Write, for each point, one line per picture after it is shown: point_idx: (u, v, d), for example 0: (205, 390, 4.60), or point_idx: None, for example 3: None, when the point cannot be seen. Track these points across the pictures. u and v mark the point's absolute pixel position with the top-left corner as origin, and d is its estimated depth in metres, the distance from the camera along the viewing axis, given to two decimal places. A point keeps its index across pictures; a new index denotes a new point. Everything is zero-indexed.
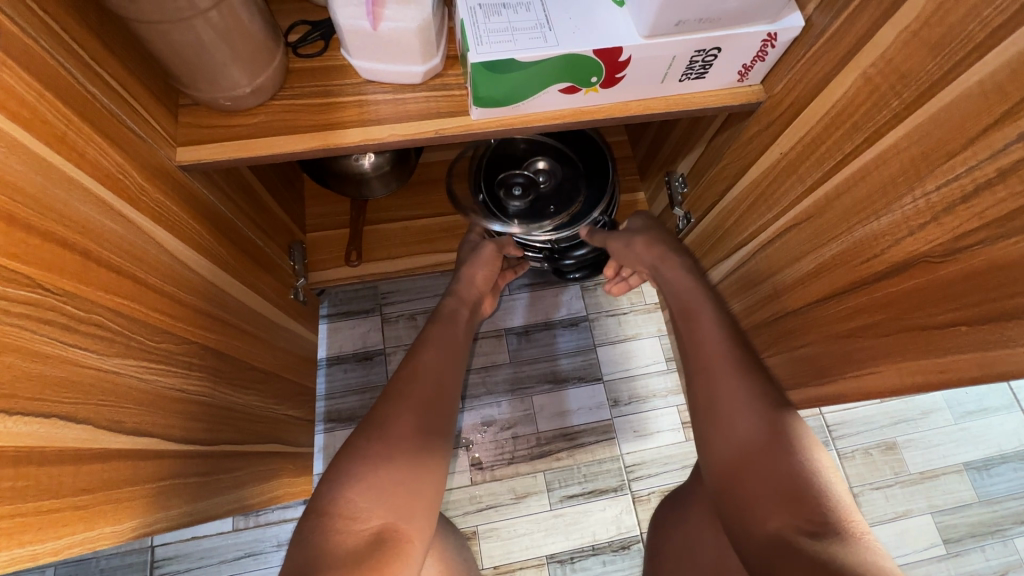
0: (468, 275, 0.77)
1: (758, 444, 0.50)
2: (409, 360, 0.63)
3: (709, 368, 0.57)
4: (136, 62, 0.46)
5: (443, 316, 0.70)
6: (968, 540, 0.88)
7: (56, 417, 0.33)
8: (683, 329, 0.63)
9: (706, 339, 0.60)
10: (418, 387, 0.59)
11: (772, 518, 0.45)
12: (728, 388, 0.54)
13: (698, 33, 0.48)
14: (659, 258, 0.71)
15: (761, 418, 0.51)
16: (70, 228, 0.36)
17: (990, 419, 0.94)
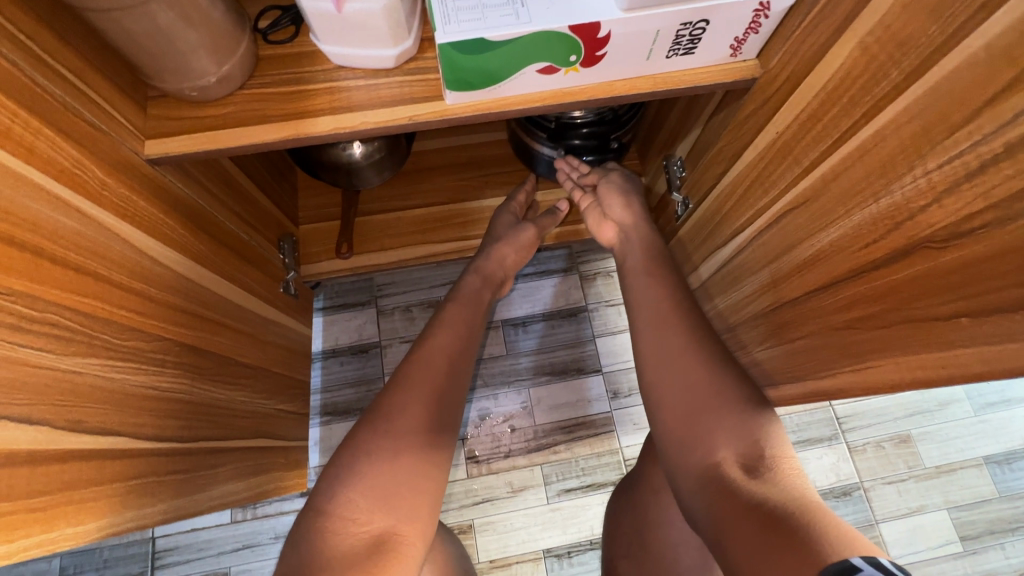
0: (495, 257, 0.75)
1: (695, 385, 0.48)
2: (422, 346, 0.60)
3: (653, 318, 0.55)
4: (95, 52, 0.44)
5: (459, 297, 0.67)
6: (986, 537, 0.84)
7: (6, 419, 0.33)
8: (628, 287, 0.62)
9: (654, 292, 0.58)
10: (439, 374, 0.57)
11: (716, 450, 0.44)
12: (669, 339, 0.52)
13: (682, 5, 0.45)
14: (629, 217, 0.71)
15: (700, 361, 0.50)
16: (15, 225, 0.34)
17: (1012, 411, 0.89)
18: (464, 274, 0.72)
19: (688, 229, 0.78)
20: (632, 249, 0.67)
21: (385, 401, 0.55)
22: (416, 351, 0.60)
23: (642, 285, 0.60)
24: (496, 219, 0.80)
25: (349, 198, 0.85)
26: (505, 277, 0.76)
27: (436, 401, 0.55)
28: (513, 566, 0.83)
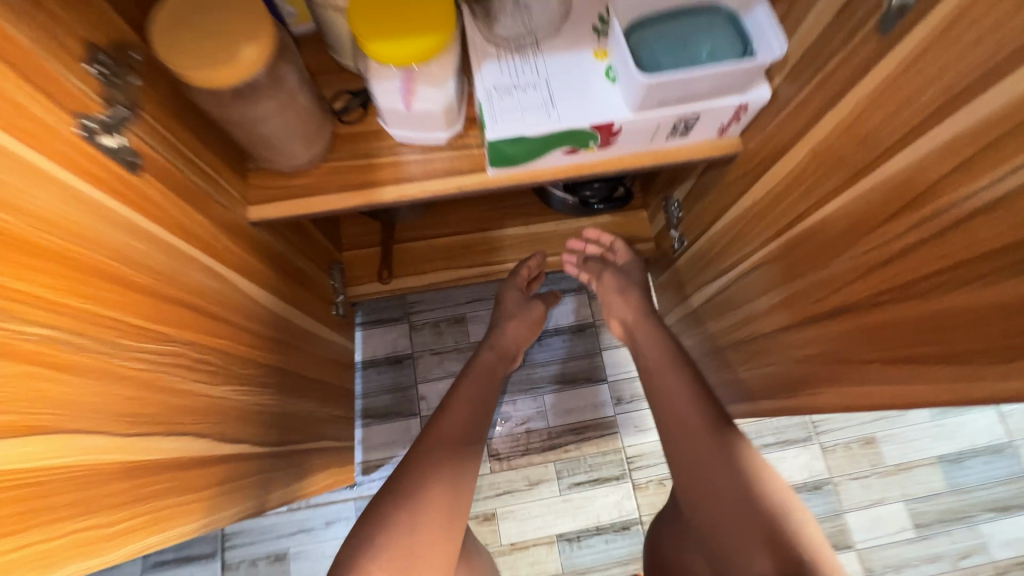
0: (503, 340, 0.87)
1: (718, 469, 0.60)
2: (437, 418, 0.70)
3: (681, 428, 0.64)
4: (218, 143, 0.56)
5: (471, 376, 0.78)
6: (936, 525, 0.97)
7: (186, 433, 0.46)
8: (648, 369, 0.73)
9: (677, 398, 0.66)
10: (451, 443, 0.67)
11: (758, 559, 0.54)
12: (690, 426, 0.63)
13: (678, 106, 0.57)
14: (629, 307, 0.83)
15: (719, 444, 0.61)
16: (186, 292, 0.48)
17: (964, 416, 1.03)
18: (480, 353, 0.84)
19: (683, 261, 0.91)
20: (645, 333, 0.78)
21: (403, 470, 0.64)
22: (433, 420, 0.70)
23: (664, 390, 0.68)
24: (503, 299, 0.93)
25: (387, 228, 0.98)
26: (512, 351, 0.88)
27: (440, 470, 0.63)
28: (530, 548, 0.96)
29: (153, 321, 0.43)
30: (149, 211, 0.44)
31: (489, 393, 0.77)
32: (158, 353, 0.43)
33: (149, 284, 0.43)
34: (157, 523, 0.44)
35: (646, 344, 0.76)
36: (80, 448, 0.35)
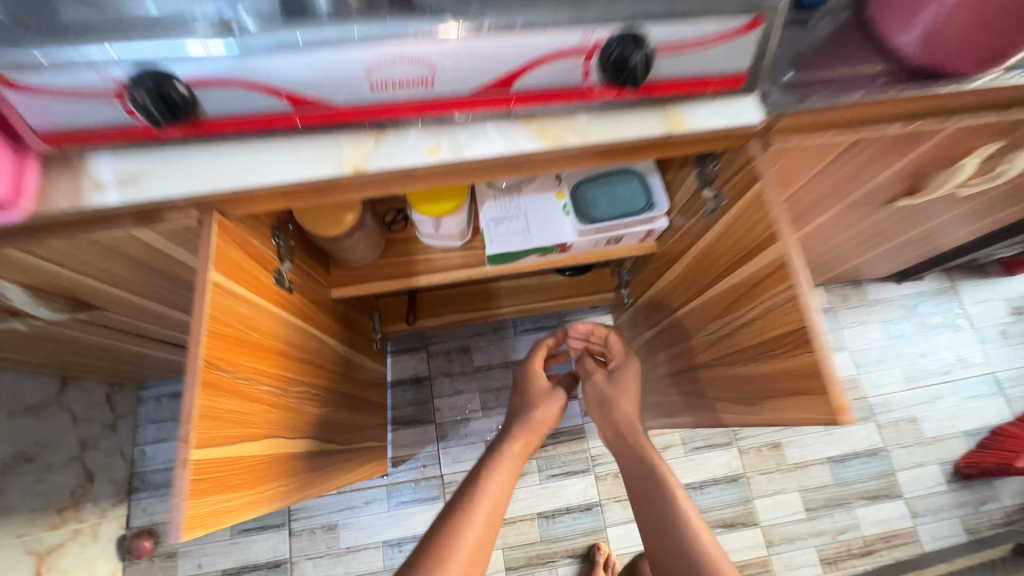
0: (531, 421, 0.91)
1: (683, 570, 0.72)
2: (473, 485, 0.77)
3: (658, 546, 0.76)
4: (318, 252, 0.89)
5: (500, 452, 0.84)
6: (822, 508, 1.30)
7: (309, 436, 0.80)
8: (633, 480, 0.84)
9: (654, 521, 0.78)
10: (487, 506, 0.74)
11: None
12: (663, 535, 0.75)
13: (609, 230, 0.89)
14: (618, 412, 0.91)
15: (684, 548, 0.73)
16: (309, 354, 0.81)
17: (850, 428, 1.36)
18: (514, 428, 0.89)
19: (632, 311, 1.24)
20: (626, 449, 0.87)
21: (441, 527, 0.71)
22: (466, 486, 0.77)
23: (642, 509, 0.80)
24: (522, 384, 0.99)
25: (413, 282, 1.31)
26: (543, 426, 0.92)
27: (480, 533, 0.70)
28: (517, 522, 1.28)
29: (299, 374, 0.77)
30: (298, 312, 0.77)
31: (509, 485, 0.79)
32: (300, 391, 0.77)
33: (298, 354, 0.77)
34: (296, 487, 0.77)
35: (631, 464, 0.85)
36: (278, 444, 0.69)
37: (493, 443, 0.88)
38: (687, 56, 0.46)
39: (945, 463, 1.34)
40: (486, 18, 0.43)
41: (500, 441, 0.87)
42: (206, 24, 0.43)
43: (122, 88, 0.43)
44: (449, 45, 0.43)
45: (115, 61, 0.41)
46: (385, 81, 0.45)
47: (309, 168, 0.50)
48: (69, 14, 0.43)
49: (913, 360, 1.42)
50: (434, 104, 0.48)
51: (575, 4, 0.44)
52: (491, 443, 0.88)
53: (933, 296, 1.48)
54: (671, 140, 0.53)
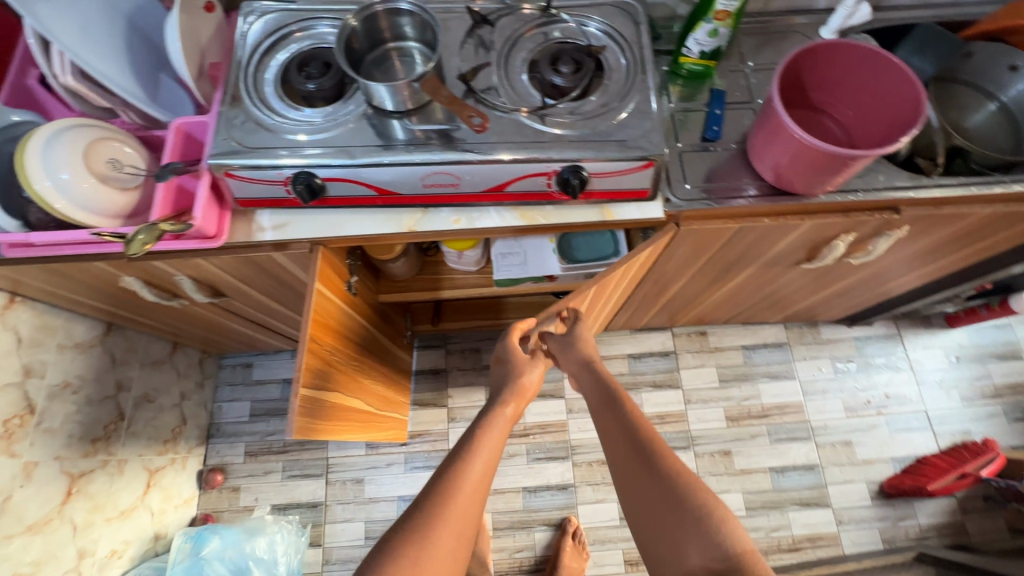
0: (521, 382, 0.96)
1: (669, 501, 0.72)
2: (465, 449, 0.80)
3: (619, 457, 0.80)
4: (373, 268, 1.22)
5: (493, 416, 0.87)
6: (760, 508, 1.56)
7: (358, 398, 1.14)
8: (601, 410, 0.88)
9: (614, 434, 0.83)
10: (470, 471, 0.76)
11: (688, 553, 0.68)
12: (643, 475, 0.75)
13: (584, 267, 1.17)
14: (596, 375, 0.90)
15: (666, 487, 0.73)
16: (363, 341, 1.16)
17: (793, 444, 1.62)
18: (504, 393, 0.93)
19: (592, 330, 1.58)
20: (595, 385, 0.91)
21: (432, 494, 0.73)
22: (454, 450, 0.80)
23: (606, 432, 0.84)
24: (501, 352, 1.02)
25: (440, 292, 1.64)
26: (529, 391, 0.97)
27: (462, 495, 0.73)
28: (506, 492, 1.58)
29: (357, 353, 1.11)
30: (359, 311, 1.12)
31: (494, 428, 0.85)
32: (356, 365, 1.12)
33: (357, 340, 1.12)
34: (345, 432, 1.11)
35: (593, 391, 0.91)
36: (343, 392, 1.03)
37: (480, 413, 0.89)
38: (610, 178, 0.78)
39: (872, 482, 1.58)
40: (490, 154, 0.76)
41: (491, 406, 0.89)
42: (334, 146, 0.78)
43: (289, 177, 0.77)
44: (468, 166, 0.77)
45: (288, 167, 0.76)
46: (431, 182, 0.79)
47: (381, 226, 0.83)
48: (260, 136, 0.79)
49: (854, 393, 1.67)
50: (460, 195, 0.81)
51: (544, 148, 0.77)
52: (482, 410, 0.90)
53: (880, 340, 1.73)
54: (607, 224, 0.84)
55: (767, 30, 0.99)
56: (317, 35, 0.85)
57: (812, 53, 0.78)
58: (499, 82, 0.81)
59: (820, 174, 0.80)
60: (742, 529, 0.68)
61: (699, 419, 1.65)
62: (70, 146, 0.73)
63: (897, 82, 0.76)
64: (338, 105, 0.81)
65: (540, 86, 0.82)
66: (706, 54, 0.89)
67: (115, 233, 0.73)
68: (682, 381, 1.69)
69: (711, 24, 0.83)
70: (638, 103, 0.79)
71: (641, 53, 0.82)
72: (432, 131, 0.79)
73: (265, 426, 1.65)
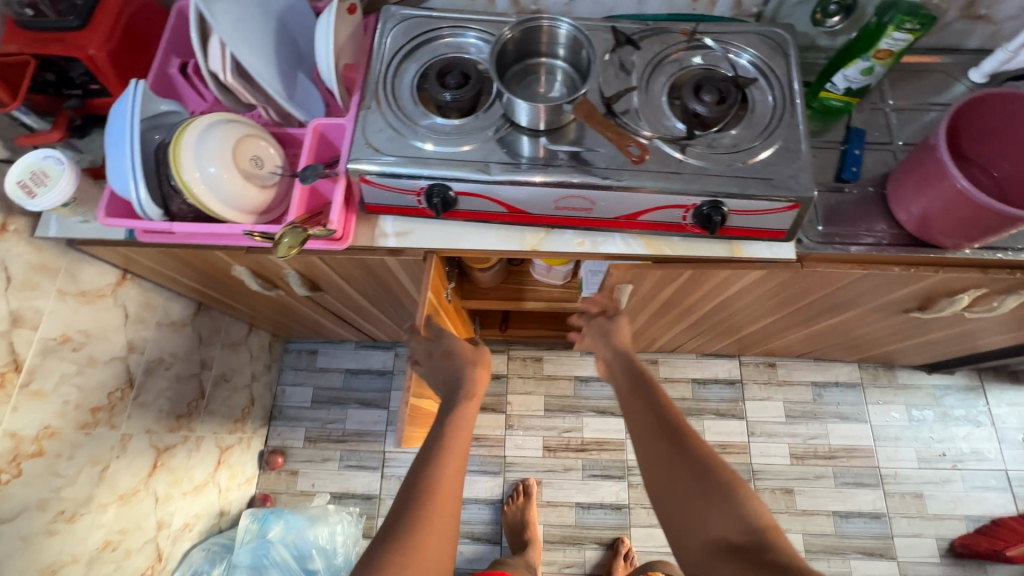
0: (474, 379, 0.84)
1: (697, 476, 0.69)
2: (433, 462, 0.72)
3: (644, 432, 0.77)
4: (461, 273, 1.23)
5: (459, 407, 0.80)
6: (820, 552, 1.51)
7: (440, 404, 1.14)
8: (628, 393, 0.84)
9: (639, 413, 0.79)
10: (443, 475, 0.70)
11: (716, 526, 0.65)
12: (672, 450, 0.72)
13: None
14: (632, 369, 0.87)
15: (694, 460, 0.71)
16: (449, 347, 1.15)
17: (859, 490, 1.56)
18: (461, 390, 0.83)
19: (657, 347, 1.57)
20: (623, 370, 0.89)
21: (407, 508, 0.66)
22: (424, 463, 0.72)
23: (632, 412, 0.81)
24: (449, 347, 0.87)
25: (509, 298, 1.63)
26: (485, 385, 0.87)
27: (440, 507, 0.67)
28: (559, 505, 1.57)
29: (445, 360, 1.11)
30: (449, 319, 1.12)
31: (463, 431, 0.77)
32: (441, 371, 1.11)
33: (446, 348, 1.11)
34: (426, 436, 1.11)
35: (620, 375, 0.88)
36: (430, 396, 1.03)
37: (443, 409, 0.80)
38: (748, 216, 0.76)
39: (942, 539, 1.51)
40: (631, 182, 0.74)
41: (451, 408, 0.78)
42: (471, 160, 0.77)
43: (423, 189, 0.77)
44: (606, 193, 0.75)
45: (425, 178, 0.76)
46: (564, 205, 0.78)
47: (504, 242, 0.83)
48: (395, 143, 0.78)
49: (929, 444, 1.60)
50: (589, 219, 0.80)
51: (687, 180, 0.74)
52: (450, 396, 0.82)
53: (961, 391, 1.65)
54: (733, 260, 0.82)
55: (912, 66, 0.94)
56: (458, 43, 0.85)
57: (976, 100, 0.75)
58: (639, 105, 0.80)
59: (973, 228, 0.76)
60: (764, 506, 0.66)
61: (762, 453, 1.60)
62: (221, 141, 0.74)
63: None
64: (472, 117, 0.81)
65: (679, 114, 0.79)
66: (852, 91, 0.85)
67: (259, 233, 0.74)
68: (747, 412, 1.65)
69: (869, 62, 0.79)
70: (783, 142, 0.76)
71: (790, 89, 0.79)
72: (563, 151, 0.77)
73: (325, 413, 1.67)
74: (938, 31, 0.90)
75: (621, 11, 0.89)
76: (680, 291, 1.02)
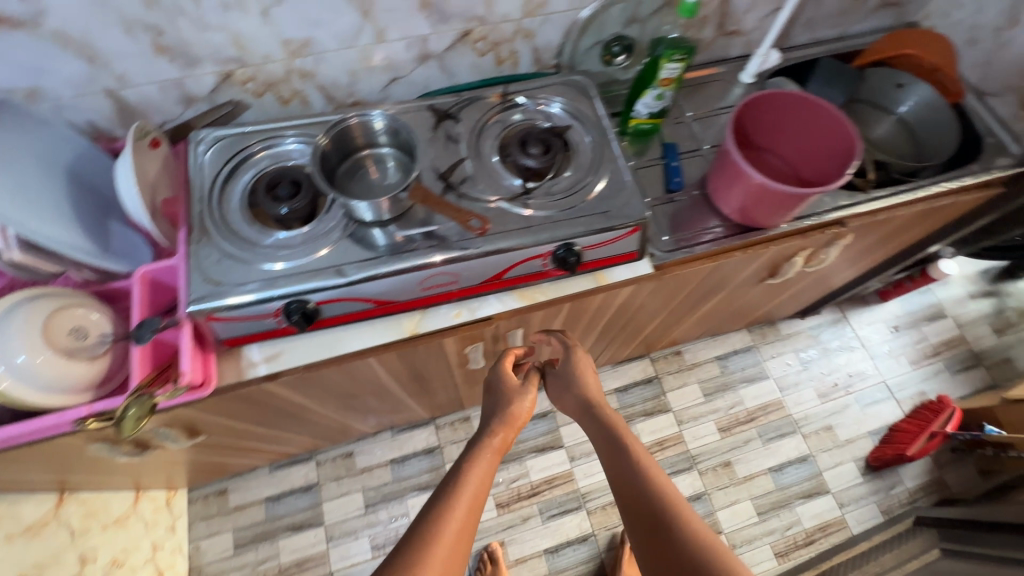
0: (511, 410, 0.80)
1: (687, 553, 0.61)
2: (441, 497, 0.68)
3: (629, 493, 0.70)
4: None
5: (473, 458, 0.73)
6: (769, 510, 1.61)
7: None
8: (608, 451, 0.75)
9: (626, 469, 0.71)
10: (453, 513, 0.66)
11: None
12: (656, 517, 0.65)
13: None
14: (607, 422, 0.78)
15: (682, 534, 0.63)
16: None
17: (783, 440, 1.70)
18: (489, 423, 0.78)
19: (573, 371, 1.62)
20: (597, 429, 0.79)
21: (405, 552, 0.62)
22: (436, 498, 0.68)
23: (613, 468, 0.73)
24: (493, 380, 0.84)
25: None
26: (521, 421, 0.81)
27: (440, 549, 0.62)
28: (528, 559, 1.53)
29: None
30: None
31: (475, 465, 0.72)
32: None
33: None
34: None
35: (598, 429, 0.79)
36: None
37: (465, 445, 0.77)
38: (600, 248, 0.81)
39: (859, 459, 1.68)
40: (486, 248, 0.76)
41: (477, 439, 0.76)
42: (321, 267, 0.75)
43: (280, 308, 0.73)
44: (464, 264, 0.76)
45: (278, 298, 0.72)
46: (429, 284, 0.78)
47: (382, 335, 0.81)
48: (236, 271, 0.74)
49: (822, 379, 1.79)
50: (458, 290, 0.81)
51: (535, 233, 0.77)
52: (467, 443, 0.77)
53: (830, 325, 1.88)
54: (601, 288, 0.87)
55: (696, 80, 1.08)
56: (280, 152, 0.83)
57: (748, 105, 0.86)
58: (474, 172, 0.83)
59: (782, 209, 0.87)
60: None
61: (695, 437, 1.69)
62: (24, 323, 0.65)
63: (828, 121, 0.85)
64: (312, 223, 0.78)
65: (513, 170, 0.83)
66: (655, 114, 0.95)
67: (95, 415, 0.67)
68: (671, 403, 1.74)
69: (657, 91, 0.89)
70: (608, 175, 0.83)
71: (601, 126, 0.87)
72: (415, 234, 0.77)
73: (254, 555, 1.49)
74: (706, 48, 1.05)
75: (435, 87, 0.93)
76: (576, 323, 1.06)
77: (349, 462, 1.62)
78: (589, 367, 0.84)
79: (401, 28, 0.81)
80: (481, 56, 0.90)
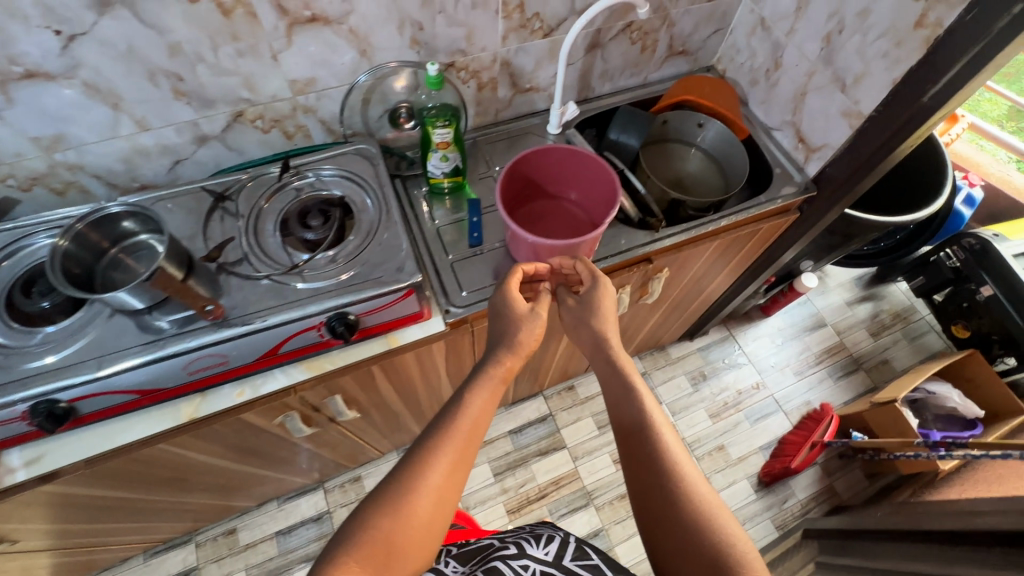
0: (519, 335, 0.75)
1: (687, 512, 0.59)
2: (439, 425, 0.64)
3: (630, 443, 0.66)
4: None
5: (478, 385, 0.69)
6: None
7: None
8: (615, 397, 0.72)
9: (636, 416, 0.68)
10: (454, 437, 0.63)
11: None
12: (659, 470, 0.62)
13: None
14: (615, 368, 0.74)
15: (684, 496, 0.60)
16: None
17: None
18: (495, 349, 0.73)
19: None
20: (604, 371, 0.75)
21: (396, 477, 0.59)
22: (438, 422, 0.65)
23: (621, 413, 0.70)
24: (499, 304, 0.77)
25: None
26: (529, 349, 0.76)
27: (436, 474, 0.60)
28: None
29: None
30: None
31: (477, 393, 0.68)
32: None
33: None
34: None
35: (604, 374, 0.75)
36: None
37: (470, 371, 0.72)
38: (377, 313, 0.82)
39: (752, 476, 1.71)
40: (248, 326, 0.76)
41: (484, 365, 0.72)
42: (76, 363, 0.73)
43: (25, 412, 0.71)
44: (229, 344, 0.76)
45: (21, 401, 0.70)
46: (196, 367, 0.77)
47: (158, 423, 0.79)
48: None
49: (713, 399, 1.83)
50: (233, 369, 0.80)
51: (302, 305, 0.78)
52: (476, 366, 0.72)
53: (718, 344, 1.94)
54: (395, 348, 0.88)
55: (505, 135, 1.13)
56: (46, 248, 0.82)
57: (522, 161, 0.91)
58: (250, 249, 0.83)
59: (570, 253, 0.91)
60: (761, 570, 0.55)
61: (591, 472, 1.68)
62: None
63: (598, 168, 0.90)
64: (75, 317, 0.77)
65: (293, 243, 0.85)
66: (450, 172, 0.97)
67: None
68: (565, 440, 1.73)
69: (439, 152, 0.91)
70: (387, 239, 0.85)
71: (383, 191, 0.90)
72: (177, 319, 0.76)
73: None
74: (507, 105, 1.10)
75: (226, 164, 0.94)
76: (404, 382, 1.06)
77: (230, 541, 1.54)
78: (604, 298, 0.78)
79: (162, 115, 0.82)
80: (265, 133, 0.91)
